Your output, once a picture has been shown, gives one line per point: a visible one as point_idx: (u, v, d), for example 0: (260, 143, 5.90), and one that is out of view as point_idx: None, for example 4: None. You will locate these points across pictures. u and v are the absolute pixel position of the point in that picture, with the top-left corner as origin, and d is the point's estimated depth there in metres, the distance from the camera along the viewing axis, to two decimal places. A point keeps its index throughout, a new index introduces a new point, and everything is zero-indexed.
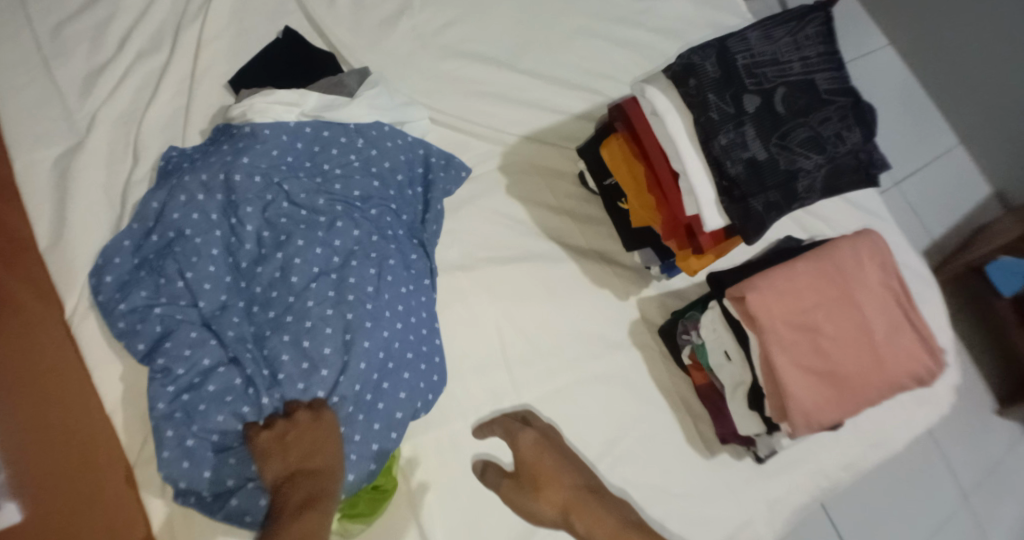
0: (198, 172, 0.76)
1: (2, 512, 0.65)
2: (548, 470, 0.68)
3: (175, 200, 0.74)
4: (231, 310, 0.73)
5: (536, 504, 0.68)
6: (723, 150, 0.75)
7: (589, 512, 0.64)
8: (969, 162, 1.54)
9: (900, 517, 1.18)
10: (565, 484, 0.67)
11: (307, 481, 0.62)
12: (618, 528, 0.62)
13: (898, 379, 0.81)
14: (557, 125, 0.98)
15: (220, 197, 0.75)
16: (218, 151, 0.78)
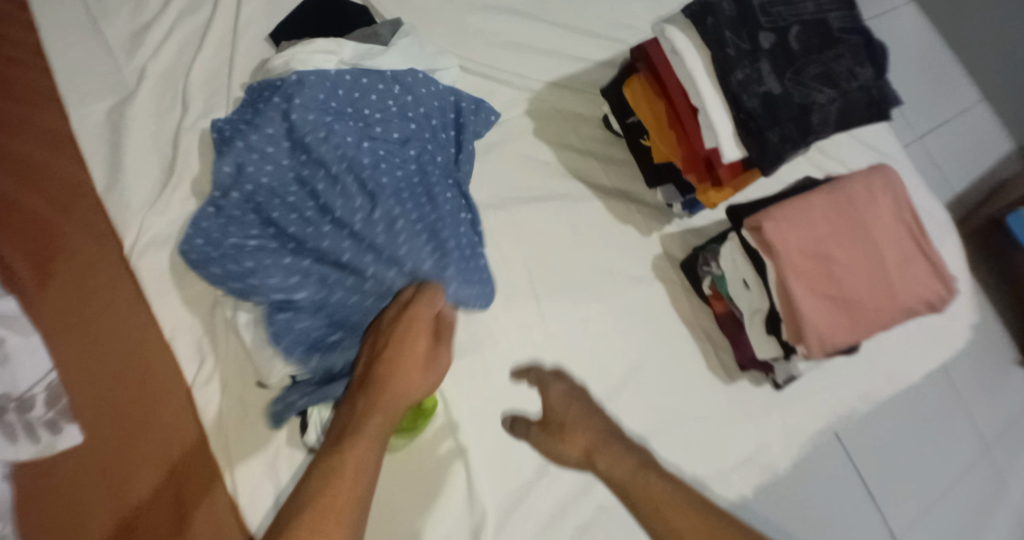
0: (260, 127, 0.81)
1: (65, 435, 0.77)
2: (570, 421, 0.78)
3: (248, 156, 0.81)
4: (322, 236, 0.80)
5: (564, 444, 0.76)
6: (740, 85, 0.79)
7: (611, 456, 0.72)
8: (965, 127, 1.67)
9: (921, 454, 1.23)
10: (587, 431, 0.76)
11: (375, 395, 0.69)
12: (636, 469, 0.69)
13: (909, 304, 0.85)
14: (580, 73, 1.03)
15: (286, 144, 0.81)
16: (270, 103, 0.82)
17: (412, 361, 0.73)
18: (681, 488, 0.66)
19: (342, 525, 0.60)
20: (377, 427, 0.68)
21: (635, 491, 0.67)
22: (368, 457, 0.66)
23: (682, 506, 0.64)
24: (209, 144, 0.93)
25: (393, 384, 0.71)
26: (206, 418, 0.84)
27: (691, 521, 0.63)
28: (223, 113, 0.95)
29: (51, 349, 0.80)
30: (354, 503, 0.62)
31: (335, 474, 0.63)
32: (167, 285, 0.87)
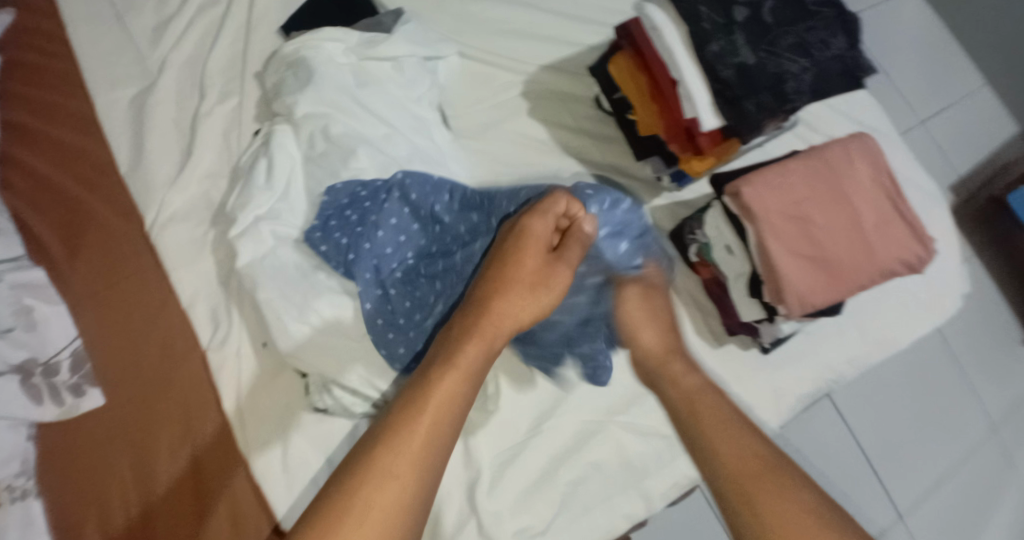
0: (383, 218, 0.84)
1: (88, 398, 0.82)
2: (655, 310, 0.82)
3: (382, 253, 0.84)
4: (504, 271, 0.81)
5: (636, 326, 0.80)
6: (715, 57, 0.83)
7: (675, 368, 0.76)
8: (972, 111, 1.69)
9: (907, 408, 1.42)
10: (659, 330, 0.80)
11: (482, 334, 0.66)
12: (695, 389, 0.72)
13: (887, 265, 0.89)
14: (575, 57, 1.05)
15: (417, 222, 0.86)
16: (375, 203, 0.85)
17: (519, 291, 0.69)
18: (749, 429, 0.66)
19: (425, 450, 0.57)
20: (473, 358, 0.64)
21: (692, 408, 0.70)
22: (460, 386, 0.62)
23: (748, 450, 0.64)
24: (227, 128, 1.00)
25: (496, 309, 0.68)
26: (219, 378, 0.89)
27: (748, 458, 0.63)
28: (238, 99, 1.01)
29: (76, 320, 0.85)
30: (440, 428, 0.59)
31: (424, 396, 0.60)
32: (185, 256, 0.93)
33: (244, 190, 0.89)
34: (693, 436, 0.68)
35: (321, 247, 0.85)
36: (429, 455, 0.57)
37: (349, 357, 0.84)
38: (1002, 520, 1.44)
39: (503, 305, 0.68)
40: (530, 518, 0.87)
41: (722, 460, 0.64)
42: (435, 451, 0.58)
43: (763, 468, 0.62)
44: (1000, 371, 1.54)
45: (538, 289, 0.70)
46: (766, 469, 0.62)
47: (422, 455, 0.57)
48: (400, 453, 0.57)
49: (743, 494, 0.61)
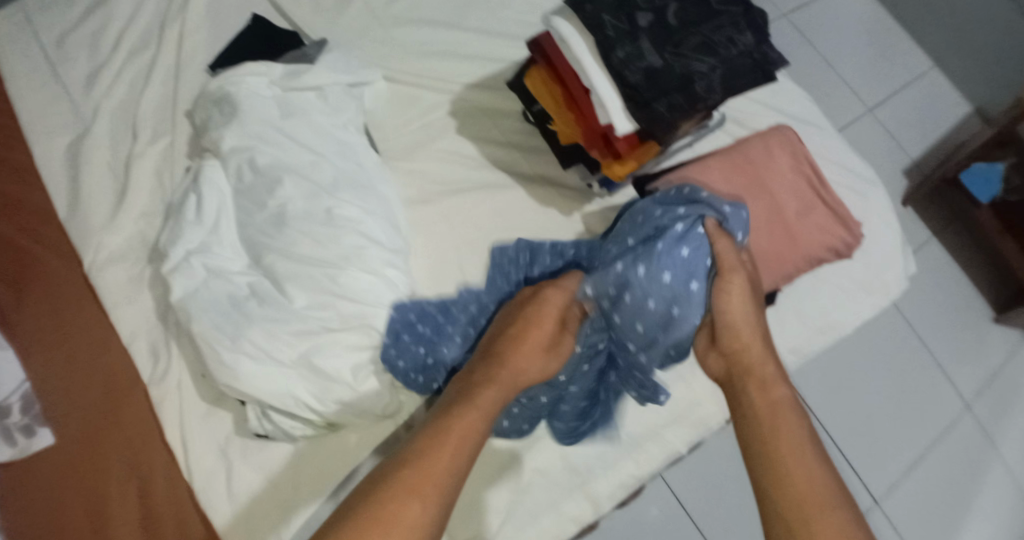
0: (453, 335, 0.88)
1: (37, 437, 0.82)
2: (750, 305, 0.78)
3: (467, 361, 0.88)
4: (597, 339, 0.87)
5: (732, 318, 0.77)
6: (622, 63, 0.85)
7: (758, 379, 0.71)
8: (923, 91, 1.69)
9: (875, 390, 1.43)
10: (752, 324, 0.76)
11: (492, 390, 0.73)
12: (773, 405, 0.69)
13: (813, 252, 0.90)
14: (500, 72, 1.09)
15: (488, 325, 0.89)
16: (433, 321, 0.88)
17: (530, 349, 0.78)
18: (817, 456, 0.64)
19: (447, 472, 0.63)
20: (492, 399, 0.72)
21: (774, 424, 0.67)
22: (479, 421, 0.69)
23: (817, 483, 0.62)
24: (162, 167, 1.02)
25: (513, 364, 0.76)
26: (163, 414, 0.90)
27: (811, 487, 0.62)
28: (170, 137, 1.04)
29: (25, 362, 0.85)
30: (460, 457, 0.65)
31: (450, 426, 0.67)
32: (124, 294, 0.95)
33: (175, 225, 0.89)
34: (761, 455, 0.65)
35: (398, 363, 0.86)
36: (449, 477, 0.63)
37: (286, 382, 0.83)
38: (983, 499, 1.41)
39: (516, 360, 0.76)
40: (477, 529, 0.88)
41: (790, 485, 0.62)
42: (453, 475, 0.64)
43: (822, 504, 0.60)
44: (970, 347, 1.53)
45: (551, 349, 0.79)
46: (825, 504, 0.61)
47: (447, 476, 0.63)
48: (428, 472, 0.63)
49: (798, 521, 0.60)
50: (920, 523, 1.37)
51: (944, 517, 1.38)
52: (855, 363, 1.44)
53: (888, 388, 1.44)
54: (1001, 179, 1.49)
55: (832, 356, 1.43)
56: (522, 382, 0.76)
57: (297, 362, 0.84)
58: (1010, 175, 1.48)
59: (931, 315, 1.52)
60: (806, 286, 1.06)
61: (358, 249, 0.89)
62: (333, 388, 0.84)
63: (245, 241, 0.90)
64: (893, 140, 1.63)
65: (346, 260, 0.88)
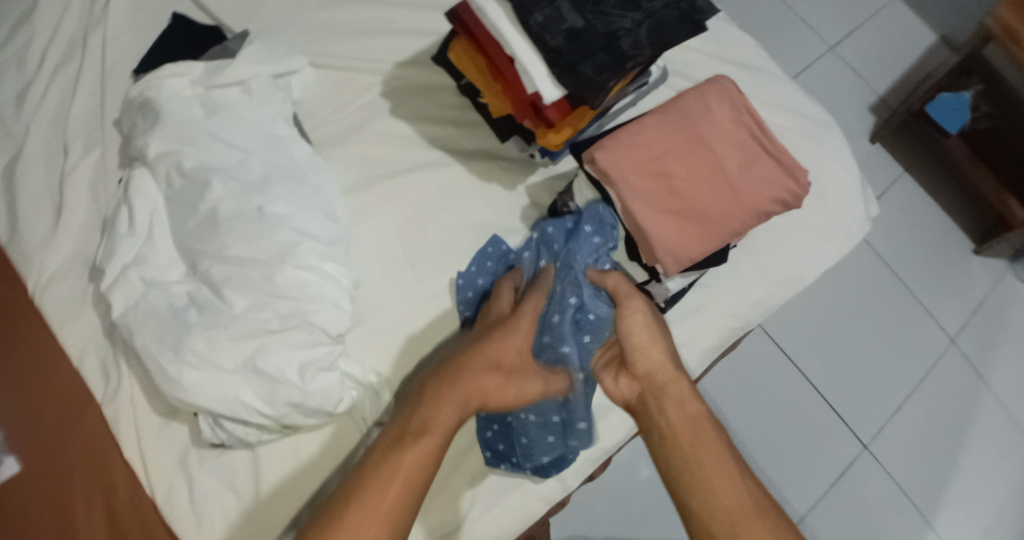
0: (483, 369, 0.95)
1: (3, 466, 0.81)
2: (650, 324, 0.83)
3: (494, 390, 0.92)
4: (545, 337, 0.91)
5: (640, 342, 0.81)
6: (541, 26, 0.82)
7: (686, 428, 0.73)
8: (886, 21, 1.64)
9: (857, 331, 1.41)
10: (665, 355, 0.80)
11: (449, 415, 0.76)
12: (705, 443, 0.71)
13: (760, 205, 0.88)
14: (430, 48, 1.07)
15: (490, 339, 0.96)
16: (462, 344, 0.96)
17: (487, 367, 0.82)
18: (738, 464, 0.69)
19: (392, 505, 0.68)
20: (446, 422, 0.76)
21: (692, 438, 0.72)
22: (426, 453, 0.73)
23: (741, 496, 0.67)
24: (99, 181, 1.00)
25: (476, 383, 0.80)
26: (119, 430, 0.89)
27: (737, 496, 0.67)
28: (102, 149, 1.02)
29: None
30: (404, 499, 0.69)
31: (395, 462, 0.71)
32: (70, 314, 0.93)
33: (108, 239, 0.87)
34: (680, 467, 0.70)
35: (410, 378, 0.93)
36: (399, 510, 0.68)
37: (233, 390, 0.82)
38: (972, 432, 1.40)
39: (478, 380, 0.81)
40: (441, 518, 0.89)
41: (715, 503, 0.67)
42: (404, 504, 0.69)
43: (752, 512, 0.66)
44: (953, 280, 1.50)
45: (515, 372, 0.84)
46: (753, 509, 0.66)
47: (393, 508, 0.68)
48: (377, 512, 0.67)
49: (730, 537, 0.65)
50: (911, 461, 1.35)
51: (932, 454, 1.37)
52: (834, 306, 1.42)
53: (869, 329, 1.42)
54: (970, 108, 1.44)
55: (808, 301, 1.41)
56: (483, 401, 0.81)
57: (243, 366, 0.83)
58: (979, 102, 1.44)
59: (909, 250, 1.49)
60: (764, 238, 1.04)
61: (292, 246, 0.88)
62: (282, 390, 0.83)
63: (181, 248, 0.88)
64: (860, 75, 1.58)
65: (283, 257, 0.87)
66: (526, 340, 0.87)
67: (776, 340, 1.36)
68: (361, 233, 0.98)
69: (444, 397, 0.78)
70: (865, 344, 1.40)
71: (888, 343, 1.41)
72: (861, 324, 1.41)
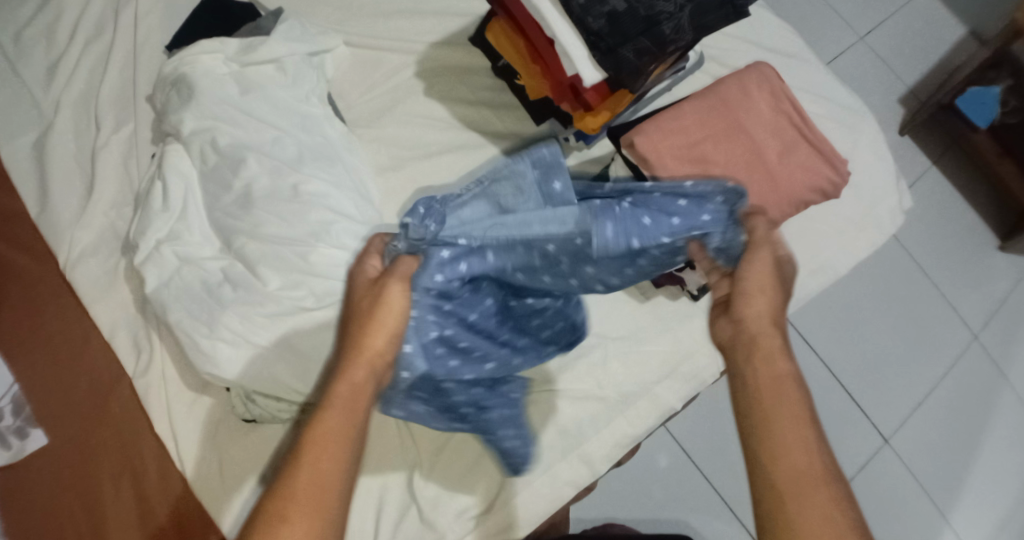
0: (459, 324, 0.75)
1: (31, 438, 0.83)
2: (772, 275, 0.66)
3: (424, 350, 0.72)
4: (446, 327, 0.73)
5: (748, 288, 0.66)
6: (583, 9, 0.81)
7: (773, 387, 0.60)
8: (916, 13, 1.62)
9: (880, 323, 1.40)
10: (772, 304, 0.65)
11: (349, 376, 0.62)
12: (786, 402, 0.59)
13: (799, 193, 0.87)
14: (463, 29, 1.07)
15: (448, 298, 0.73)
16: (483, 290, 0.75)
17: (370, 327, 0.65)
18: (818, 434, 0.58)
19: (315, 491, 0.55)
20: (348, 385, 0.62)
21: (769, 403, 0.59)
22: (341, 429, 0.59)
23: (809, 463, 0.56)
24: (129, 158, 1.00)
25: (367, 334, 0.65)
26: (149, 404, 0.88)
27: (809, 463, 0.56)
28: (133, 125, 1.01)
29: (13, 367, 0.86)
30: (321, 473, 0.56)
31: (308, 441, 0.58)
32: (98, 289, 0.92)
33: (142, 215, 0.87)
34: (754, 431, 0.59)
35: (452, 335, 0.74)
36: (336, 495, 0.56)
37: (266, 366, 0.82)
38: (994, 429, 1.39)
39: (373, 323, 0.65)
40: (473, 497, 0.90)
41: (780, 462, 0.57)
42: (334, 483, 0.56)
43: (815, 479, 0.55)
44: (977, 275, 1.48)
45: (386, 312, 0.65)
46: (822, 479, 0.56)
47: (328, 494, 0.56)
48: (306, 501, 0.55)
49: (783, 503, 0.55)
50: (930, 456, 1.35)
51: (954, 450, 1.36)
52: (859, 298, 1.41)
53: (893, 321, 1.41)
54: (998, 102, 1.42)
55: (832, 292, 1.41)
56: (388, 347, 0.65)
57: (277, 343, 0.83)
58: (1008, 97, 1.41)
59: (934, 244, 1.48)
60: (795, 227, 1.04)
61: (326, 225, 0.87)
62: (315, 368, 0.84)
63: (214, 225, 0.88)
64: (889, 67, 1.56)
65: (317, 236, 0.87)
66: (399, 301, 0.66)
67: (800, 331, 1.36)
68: (393, 213, 0.98)
69: (345, 364, 0.63)
70: (888, 338, 1.40)
71: (912, 337, 1.41)
72: (886, 316, 1.41)
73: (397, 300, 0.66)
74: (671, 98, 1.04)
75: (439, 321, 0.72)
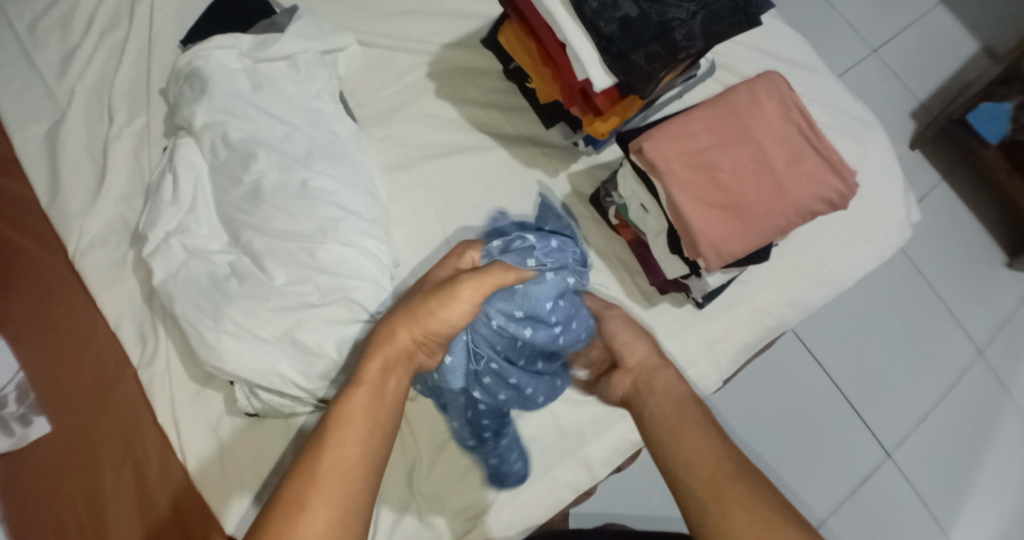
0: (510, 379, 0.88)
1: (34, 426, 0.82)
2: (637, 333, 0.89)
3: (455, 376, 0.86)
4: (496, 365, 0.87)
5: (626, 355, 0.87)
6: (595, 12, 0.82)
7: (672, 410, 0.77)
8: (929, 27, 1.61)
9: (884, 336, 1.40)
10: (647, 351, 0.86)
11: (380, 366, 0.72)
12: (691, 416, 0.76)
13: (806, 203, 0.87)
14: (475, 31, 1.07)
15: (509, 348, 0.87)
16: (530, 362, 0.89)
17: (403, 319, 0.74)
18: (718, 433, 0.74)
19: (340, 463, 0.63)
20: (376, 372, 0.71)
21: (680, 416, 0.76)
22: (366, 408, 0.68)
23: (717, 457, 0.71)
24: (140, 150, 1.01)
25: (406, 330, 0.73)
26: (152, 395, 0.90)
27: (715, 457, 0.71)
28: (146, 118, 1.02)
29: (15, 349, 0.85)
30: (351, 456, 0.64)
31: (339, 416, 0.67)
32: (107, 279, 0.93)
33: (151, 206, 0.87)
34: (672, 439, 0.74)
35: (512, 378, 0.88)
36: (361, 470, 0.64)
37: (267, 360, 0.82)
38: (997, 445, 1.38)
39: (422, 315, 0.73)
40: (467, 499, 0.89)
41: (698, 462, 0.71)
42: (361, 463, 0.64)
43: (726, 472, 0.69)
44: (984, 291, 1.48)
45: (439, 303, 0.73)
46: (729, 470, 0.69)
47: (357, 465, 0.64)
48: (332, 471, 0.63)
49: (709, 494, 0.68)
50: (930, 472, 1.34)
51: (956, 467, 1.35)
52: (862, 310, 1.40)
53: (898, 334, 1.40)
54: (1009, 118, 1.41)
55: (837, 303, 1.40)
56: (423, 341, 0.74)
57: (283, 337, 0.84)
58: (1020, 114, 1.40)
59: (941, 257, 1.48)
60: (803, 238, 1.04)
61: (334, 222, 0.88)
62: (318, 364, 0.84)
63: (223, 219, 0.88)
64: (900, 80, 1.56)
65: (325, 233, 0.87)
66: (471, 306, 0.73)
67: (804, 341, 1.35)
68: (400, 213, 0.99)
69: (377, 350, 0.72)
70: (892, 351, 1.39)
71: (918, 351, 1.40)
72: (890, 329, 1.40)
73: (454, 309, 0.73)
74: (681, 105, 1.05)
75: (492, 345, 0.87)
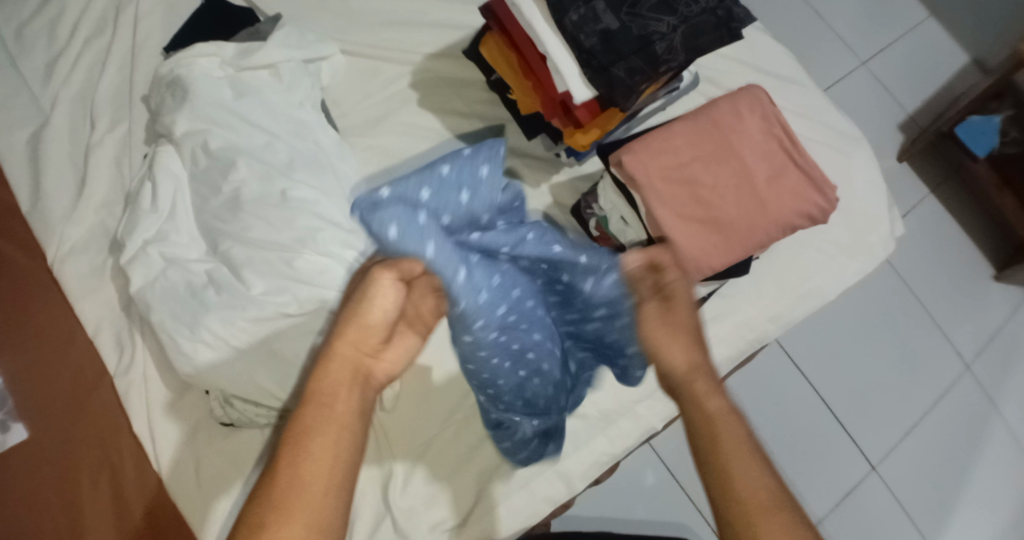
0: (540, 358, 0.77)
1: (12, 431, 0.83)
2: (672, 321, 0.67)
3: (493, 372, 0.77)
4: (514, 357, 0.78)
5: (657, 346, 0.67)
6: (575, 25, 0.82)
7: (720, 428, 0.62)
8: (918, 41, 1.62)
9: (870, 349, 1.39)
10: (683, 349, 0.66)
11: (333, 370, 0.62)
12: (735, 438, 0.61)
13: (786, 217, 0.87)
14: (460, 41, 1.07)
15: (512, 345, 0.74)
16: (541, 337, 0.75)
17: (351, 323, 0.63)
18: (765, 459, 0.60)
19: (301, 497, 0.55)
20: (330, 384, 0.61)
21: (711, 432, 0.62)
22: (332, 426, 0.59)
23: (758, 490, 0.58)
24: (122, 157, 1.00)
25: (349, 338, 0.63)
26: (129, 404, 0.88)
27: (762, 488, 0.58)
28: (129, 125, 1.02)
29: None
30: (316, 483, 0.56)
31: (290, 442, 0.58)
32: (86, 286, 0.92)
33: (130, 214, 0.87)
34: (709, 461, 0.61)
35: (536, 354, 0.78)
36: (326, 503, 0.55)
37: (245, 371, 0.83)
38: (983, 460, 1.38)
39: (354, 320, 0.63)
40: (448, 510, 0.89)
41: (741, 493, 0.58)
42: (332, 492, 0.56)
43: (768, 506, 0.58)
44: (971, 305, 1.48)
45: (362, 307, 0.63)
46: (772, 503, 0.58)
47: (321, 496, 0.55)
48: (306, 502, 0.55)
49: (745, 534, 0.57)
50: (915, 485, 1.33)
51: (943, 481, 1.35)
52: (849, 323, 1.40)
53: (883, 346, 1.40)
54: (999, 132, 1.41)
55: (822, 314, 1.39)
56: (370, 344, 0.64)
57: (259, 345, 0.84)
58: (1009, 127, 1.41)
59: (928, 270, 1.47)
60: (785, 252, 1.04)
61: (312, 232, 0.87)
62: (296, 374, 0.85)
63: (202, 228, 0.88)
64: (889, 94, 1.56)
65: (302, 243, 0.87)
66: (394, 304, 0.63)
67: (789, 352, 1.35)
68: None
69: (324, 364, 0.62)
70: (879, 362, 1.39)
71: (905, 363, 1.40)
72: (874, 341, 1.40)
73: (381, 300, 0.63)
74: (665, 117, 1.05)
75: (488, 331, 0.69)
